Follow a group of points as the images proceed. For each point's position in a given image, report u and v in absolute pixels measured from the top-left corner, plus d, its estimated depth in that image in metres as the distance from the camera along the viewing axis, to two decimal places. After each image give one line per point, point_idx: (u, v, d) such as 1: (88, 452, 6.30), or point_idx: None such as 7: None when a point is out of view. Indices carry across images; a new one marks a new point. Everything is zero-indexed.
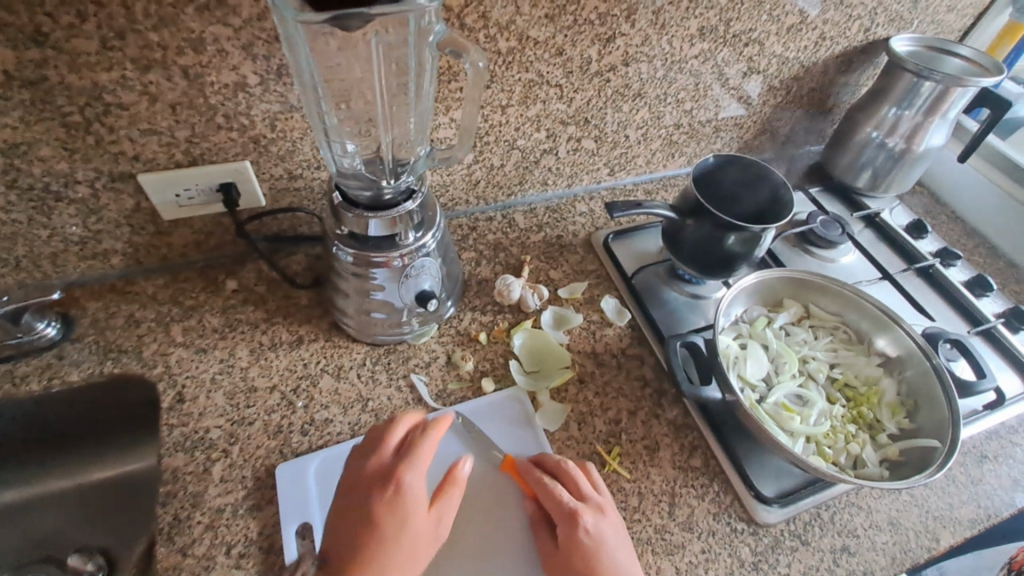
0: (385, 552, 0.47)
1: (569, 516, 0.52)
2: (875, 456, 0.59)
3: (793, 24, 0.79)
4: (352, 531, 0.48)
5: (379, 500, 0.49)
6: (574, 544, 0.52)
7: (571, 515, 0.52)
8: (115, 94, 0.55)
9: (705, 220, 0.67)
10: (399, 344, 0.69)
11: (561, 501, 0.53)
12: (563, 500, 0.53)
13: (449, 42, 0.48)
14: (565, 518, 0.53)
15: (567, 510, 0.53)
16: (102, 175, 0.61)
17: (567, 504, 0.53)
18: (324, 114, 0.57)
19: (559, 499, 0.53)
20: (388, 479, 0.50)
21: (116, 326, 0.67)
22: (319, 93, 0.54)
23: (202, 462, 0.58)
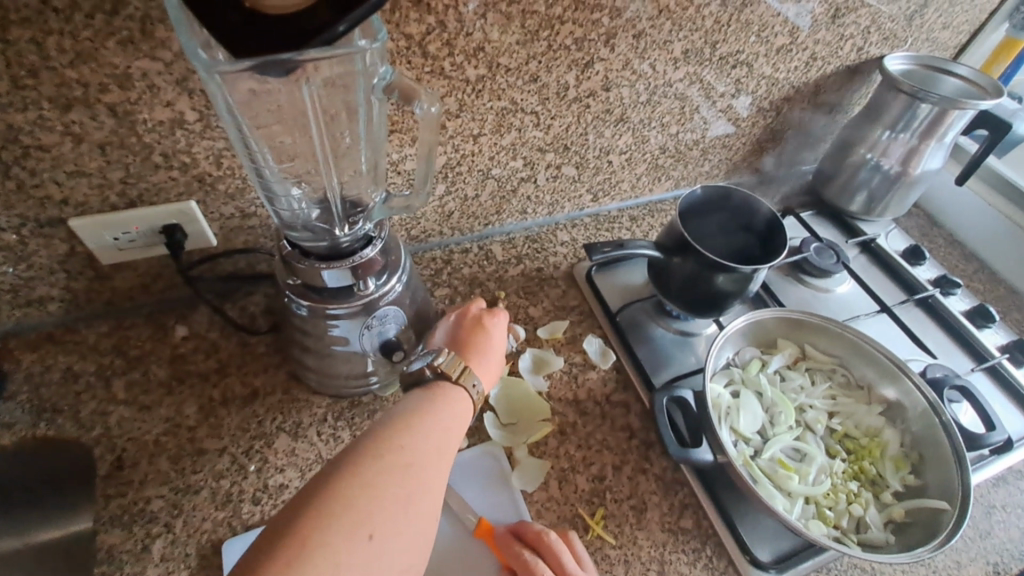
0: (488, 365, 0.54)
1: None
2: (878, 518, 0.55)
3: (783, 44, 0.74)
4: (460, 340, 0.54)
5: (489, 323, 0.57)
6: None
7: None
8: (33, 135, 0.49)
9: (692, 259, 0.62)
10: (364, 396, 0.64)
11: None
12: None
13: (398, 88, 0.45)
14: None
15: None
16: (29, 221, 0.55)
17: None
18: (261, 161, 0.52)
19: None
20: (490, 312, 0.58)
21: (52, 381, 0.61)
22: (245, 134, 0.49)
23: (140, 540, 0.52)
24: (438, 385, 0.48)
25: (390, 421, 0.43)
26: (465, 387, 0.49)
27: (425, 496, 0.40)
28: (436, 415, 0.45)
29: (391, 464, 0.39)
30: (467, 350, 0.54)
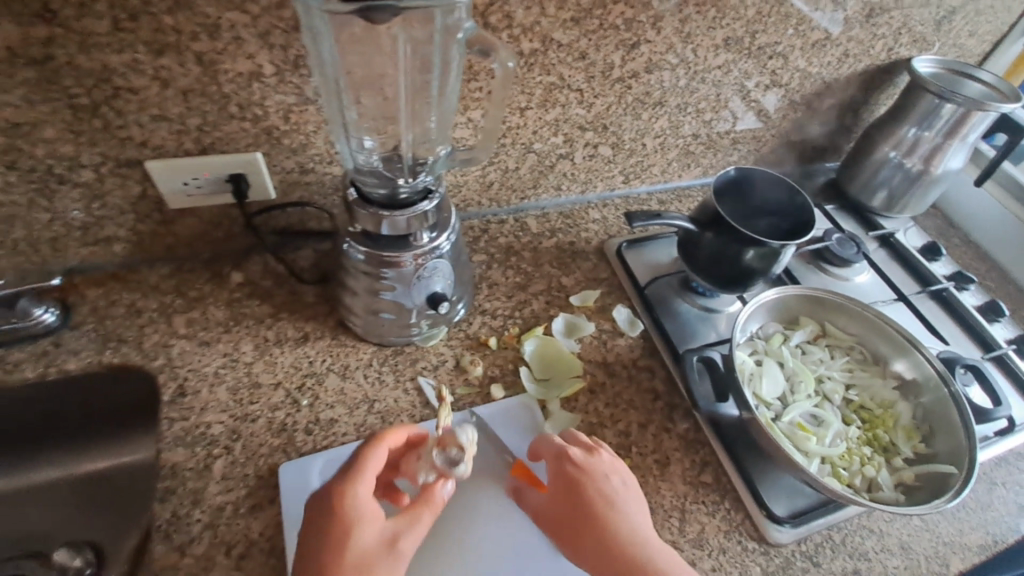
0: None
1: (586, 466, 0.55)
2: (890, 480, 0.59)
3: (818, 39, 0.78)
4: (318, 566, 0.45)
5: (351, 538, 0.46)
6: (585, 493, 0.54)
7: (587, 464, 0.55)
8: (125, 77, 0.53)
9: (724, 236, 0.66)
10: (406, 346, 0.68)
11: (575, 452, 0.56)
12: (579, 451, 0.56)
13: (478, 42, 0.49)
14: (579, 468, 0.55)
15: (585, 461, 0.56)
16: (108, 161, 0.59)
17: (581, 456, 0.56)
18: (345, 110, 0.56)
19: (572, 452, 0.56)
20: (348, 510, 0.46)
21: (117, 315, 0.66)
22: (341, 88, 0.54)
23: (203, 459, 0.57)
24: None
25: None
26: None
27: None
28: None
29: None
30: None
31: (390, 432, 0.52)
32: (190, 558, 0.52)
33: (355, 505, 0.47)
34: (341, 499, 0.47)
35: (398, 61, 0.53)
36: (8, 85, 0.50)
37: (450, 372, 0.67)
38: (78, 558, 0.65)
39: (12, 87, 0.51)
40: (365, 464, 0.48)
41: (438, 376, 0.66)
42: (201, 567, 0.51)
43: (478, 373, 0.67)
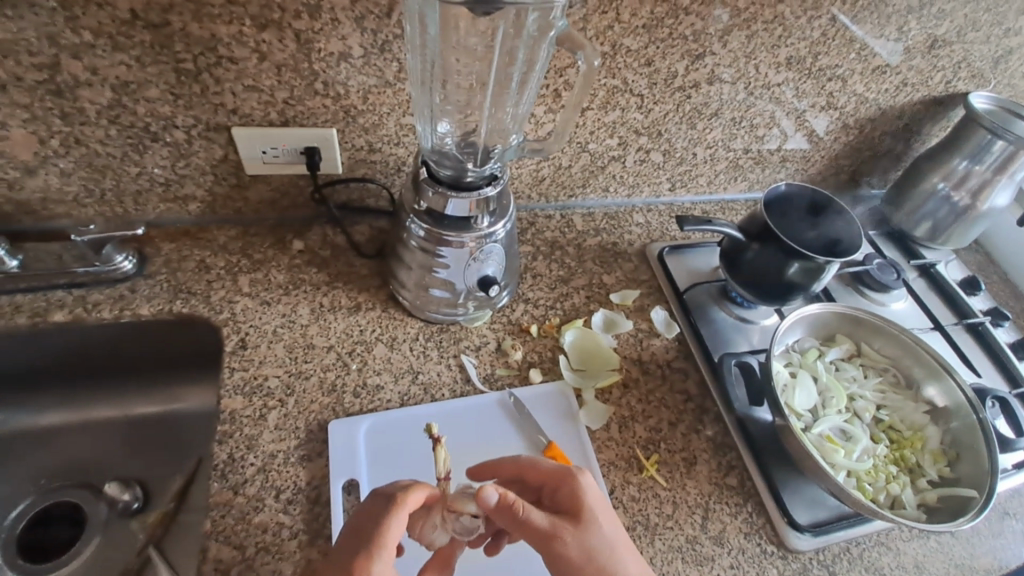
0: None
1: (561, 472, 0.50)
2: (913, 499, 0.60)
3: (879, 65, 0.80)
4: None
5: None
6: (571, 503, 0.48)
7: (563, 469, 0.50)
8: (229, 48, 0.58)
9: (771, 247, 0.68)
10: (451, 325, 0.71)
11: (545, 465, 0.51)
12: (547, 462, 0.51)
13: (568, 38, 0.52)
14: (556, 478, 0.50)
15: (559, 468, 0.50)
16: (199, 123, 0.63)
17: (554, 464, 0.51)
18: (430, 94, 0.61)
19: (541, 465, 0.51)
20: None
21: (187, 269, 0.70)
22: (435, 73, 0.59)
23: (259, 409, 0.61)
24: None
25: None
26: None
27: None
28: None
29: None
30: None
31: (411, 497, 0.46)
32: (242, 498, 0.55)
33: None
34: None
35: (491, 58, 0.58)
36: (126, 45, 0.56)
37: (491, 354, 0.70)
38: (127, 492, 0.69)
39: (129, 47, 0.56)
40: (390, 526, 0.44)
41: (479, 357, 0.69)
42: (251, 507, 0.54)
43: (518, 356, 0.69)
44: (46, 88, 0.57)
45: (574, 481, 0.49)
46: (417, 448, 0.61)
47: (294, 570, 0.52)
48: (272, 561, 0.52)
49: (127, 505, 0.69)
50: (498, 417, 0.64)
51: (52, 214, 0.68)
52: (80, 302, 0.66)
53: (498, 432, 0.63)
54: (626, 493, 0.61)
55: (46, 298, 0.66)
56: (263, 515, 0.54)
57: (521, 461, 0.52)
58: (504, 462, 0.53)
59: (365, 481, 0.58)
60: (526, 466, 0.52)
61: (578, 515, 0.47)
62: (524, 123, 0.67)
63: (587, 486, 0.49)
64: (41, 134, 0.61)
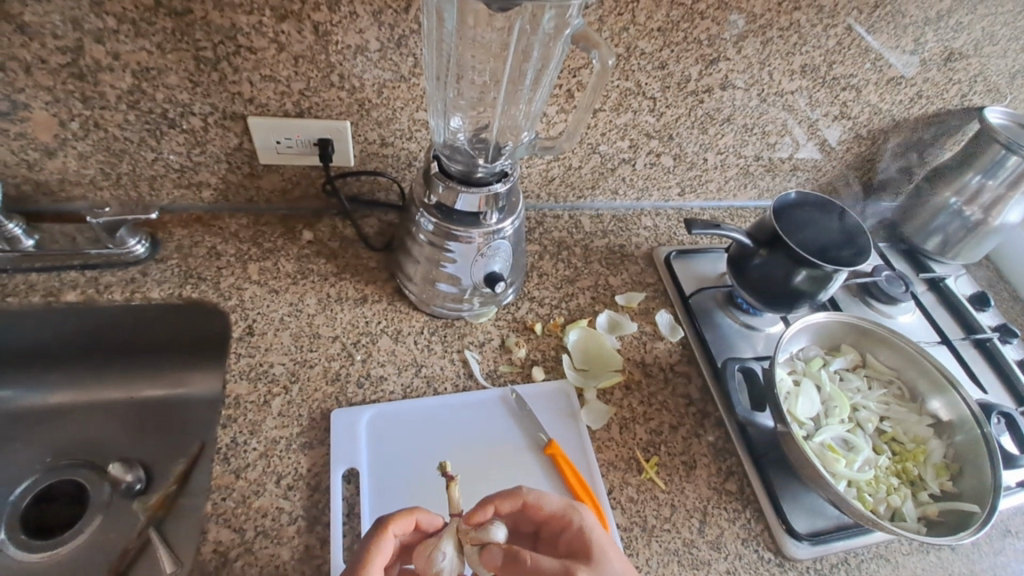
0: None
1: (566, 513, 0.50)
2: (914, 511, 0.60)
3: (893, 76, 0.79)
4: None
5: None
6: (578, 541, 0.49)
7: (568, 508, 0.50)
8: (248, 37, 0.59)
9: (780, 254, 0.68)
10: (456, 320, 0.72)
11: (552, 505, 0.51)
12: (552, 498, 0.51)
13: (583, 37, 0.52)
14: (563, 517, 0.50)
15: (565, 506, 0.50)
16: (216, 112, 0.64)
17: (559, 503, 0.51)
18: (446, 90, 0.62)
19: (547, 503, 0.51)
20: None
21: (198, 255, 0.71)
22: (451, 67, 0.60)
23: (263, 395, 0.61)
24: None
25: None
26: None
27: None
28: None
29: None
30: None
31: (396, 521, 0.47)
32: (243, 482, 0.55)
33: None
34: None
35: (506, 55, 0.58)
36: (148, 31, 0.57)
37: (494, 350, 0.70)
38: (130, 474, 0.69)
39: (151, 34, 0.57)
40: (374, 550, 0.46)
41: (483, 353, 0.69)
42: (252, 491, 0.55)
43: (521, 354, 0.69)
44: (69, 71, 0.58)
45: (578, 515, 0.50)
46: (418, 440, 0.61)
47: (291, 555, 0.52)
48: (271, 545, 0.52)
49: (130, 486, 0.69)
50: (500, 412, 0.65)
51: (69, 196, 0.69)
52: (93, 282, 0.67)
53: (499, 427, 0.63)
54: (624, 494, 0.61)
55: (60, 278, 0.66)
56: (263, 499, 0.55)
57: (527, 497, 0.51)
58: (506, 497, 0.51)
59: (364, 470, 0.58)
60: (532, 501, 0.51)
61: (588, 551, 0.48)
62: (537, 121, 0.67)
63: (590, 523, 0.50)
64: (61, 117, 0.62)
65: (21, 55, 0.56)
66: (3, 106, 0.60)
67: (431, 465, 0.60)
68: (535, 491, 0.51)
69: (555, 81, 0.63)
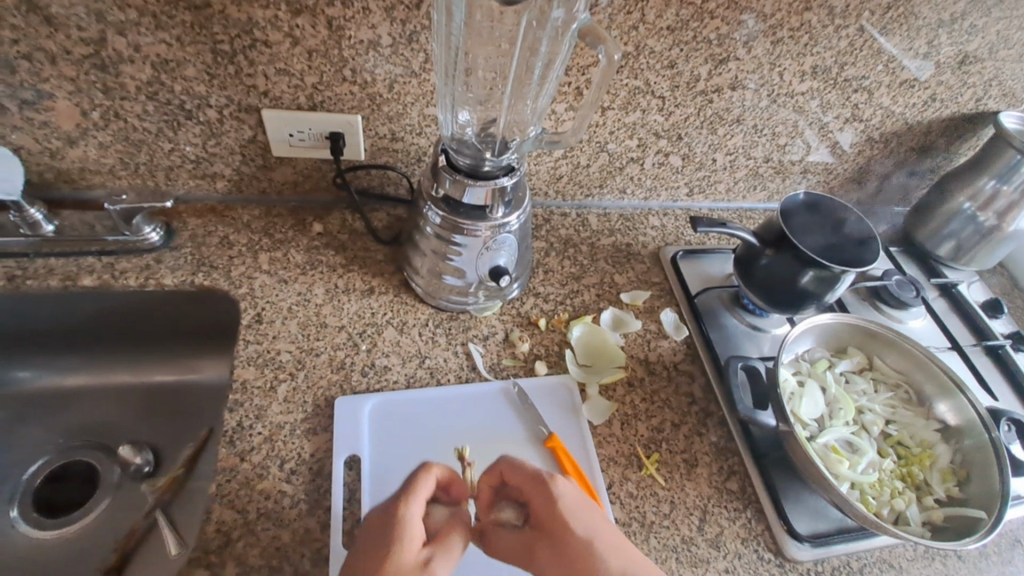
0: None
1: (536, 479, 0.49)
2: (918, 516, 0.59)
3: (906, 79, 0.79)
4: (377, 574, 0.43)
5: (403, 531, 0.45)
6: (546, 509, 0.48)
7: (538, 475, 0.49)
8: (264, 31, 0.60)
9: (788, 253, 0.68)
10: (461, 313, 0.72)
11: (522, 468, 0.50)
12: (526, 465, 0.50)
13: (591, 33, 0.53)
14: (531, 485, 0.49)
15: (533, 474, 0.49)
16: (232, 104, 0.66)
17: (531, 468, 0.50)
18: (455, 84, 0.63)
19: (518, 469, 0.50)
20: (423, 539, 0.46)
21: (211, 244, 0.72)
22: (458, 62, 0.61)
23: (270, 380, 0.62)
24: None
25: None
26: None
27: None
28: None
29: None
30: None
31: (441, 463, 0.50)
32: (247, 464, 0.56)
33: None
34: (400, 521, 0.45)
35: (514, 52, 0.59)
36: (168, 24, 0.59)
37: (498, 344, 0.70)
38: (139, 456, 0.71)
39: (170, 27, 0.59)
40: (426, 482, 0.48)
41: (486, 346, 0.70)
42: (256, 474, 0.56)
43: (524, 348, 0.70)
44: (91, 62, 0.60)
45: (550, 488, 0.48)
46: (420, 431, 0.62)
47: (292, 537, 0.53)
48: (272, 527, 0.53)
49: (139, 468, 0.71)
50: (502, 405, 0.65)
51: (89, 184, 0.72)
52: (109, 268, 0.68)
53: (500, 419, 0.64)
54: (624, 489, 0.61)
55: (78, 263, 0.68)
56: (267, 483, 0.56)
57: (501, 465, 0.51)
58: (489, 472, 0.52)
59: (366, 458, 0.59)
60: (505, 469, 0.51)
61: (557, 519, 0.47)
62: (544, 117, 0.68)
63: (563, 491, 0.48)
64: (83, 107, 0.64)
65: (47, 46, 0.58)
66: (28, 95, 0.62)
67: (433, 455, 0.60)
68: (506, 458, 0.51)
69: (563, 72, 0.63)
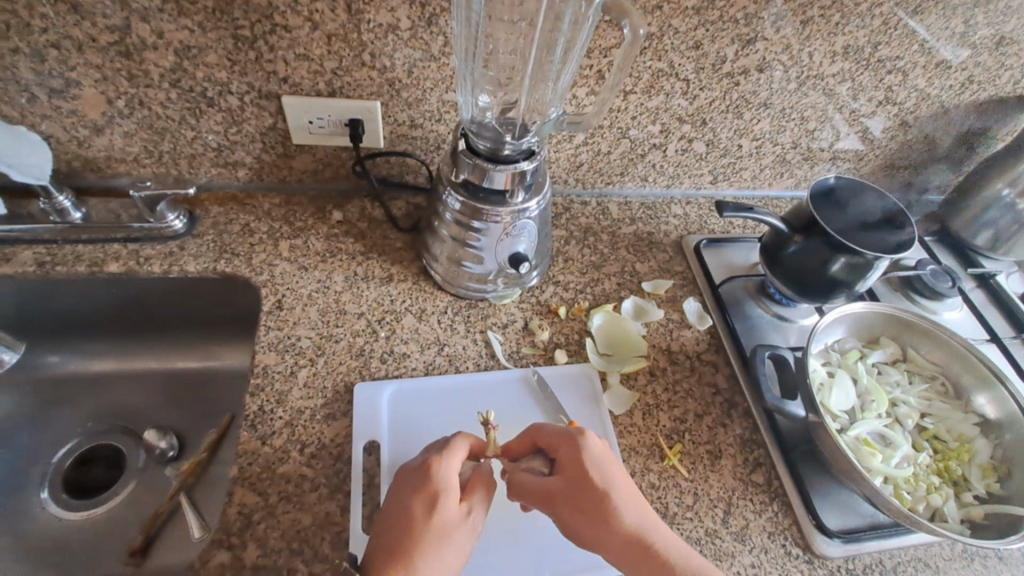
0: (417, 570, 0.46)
1: (566, 438, 0.52)
2: (956, 513, 0.56)
3: (941, 61, 0.76)
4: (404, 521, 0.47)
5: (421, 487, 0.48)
6: (572, 462, 0.51)
7: (570, 435, 0.52)
8: (284, 16, 0.60)
9: (818, 240, 0.65)
10: (480, 301, 0.72)
11: (552, 429, 0.53)
12: (555, 428, 0.53)
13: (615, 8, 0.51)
14: (560, 443, 0.52)
15: (563, 433, 0.52)
16: (253, 91, 0.66)
17: (564, 429, 0.53)
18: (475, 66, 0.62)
19: (550, 431, 0.53)
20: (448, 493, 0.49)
21: (233, 231, 0.73)
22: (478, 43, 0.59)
23: (290, 365, 0.63)
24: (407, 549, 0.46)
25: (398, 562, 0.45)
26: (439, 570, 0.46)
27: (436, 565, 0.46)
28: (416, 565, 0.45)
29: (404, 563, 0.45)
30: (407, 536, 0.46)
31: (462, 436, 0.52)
32: (269, 448, 0.57)
33: (445, 521, 0.48)
34: (425, 480, 0.49)
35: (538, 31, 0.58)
36: (190, 11, 0.59)
37: (517, 332, 0.69)
38: (163, 440, 0.72)
39: (193, 13, 0.59)
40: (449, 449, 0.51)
41: (506, 334, 0.69)
42: (277, 458, 0.56)
43: (544, 337, 0.69)
44: (116, 49, 0.61)
45: (576, 444, 0.51)
46: (440, 419, 0.61)
47: (312, 520, 0.53)
48: (293, 510, 0.53)
49: (164, 453, 0.72)
50: (522, 393, 0.64)
51: (114, 172, 0.73)
52: (134, 255, 0.69)
53: (520, 408, 0.63)
54: (646, 480, 0.59)
55: (104, 250, 0.69)
56: (287, 466, 0.56)
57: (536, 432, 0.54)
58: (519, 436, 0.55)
59: (386, 444, 0.59)
60: (535, 433, 0.54)
61: (583, 472, 0.50)
62: (565, 100, 0.67)
63: (591, 449, 0.51)
64: (109, 95, 0.65)
65: (74, 34, 0.59)
66: (56, 83, 0.63)
67: None
68: (538, 426, 0.54)
69: (585, 53, 0.62)
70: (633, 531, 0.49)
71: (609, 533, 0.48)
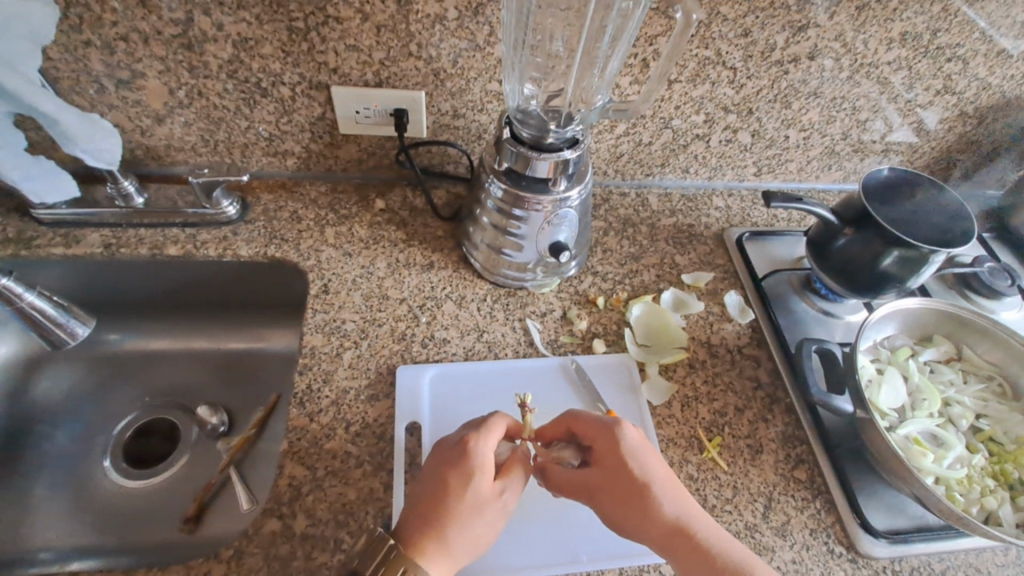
0: (453, 546, 0.47)
1: (604, 427, 0.52)
2: (1012, 517, 0.54)
3: (1002, 50, 0.72)
4: (441, 500, 0.48)
5: (458, 468, 0.49)
6: (609, 452, 0.50)
7: (607, 424, 0.52)
8: (336, 7, 0.62)
9: (869, 232, 0.63)
10: (519, 290, 0.72)
11: (589, 416, 0.53)
12: (593, 415, 0.53)
13: None
14: (597, 431, 0.52)
15: (601, 421, 0.52)
16: (304, 81, 0.69)
17: (601, 417, 0.52)
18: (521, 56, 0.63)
19: (586, 419, 0.53)
20: (485, 474, 0.49)
21: (282, 218, 0.76)
22: (526, 32, 0.60)
23: (336, 347, 0.65)
24: (444, 527, 0.47)
25: (434, 536, 0.47)
26: (472, 547, 0.48)
27: (471, 543, 0.48)
28: (452, 542, 0.47)
29: (440, 539, 0.47)
30: (445, 515, 0.47)
31: (499, 416, 0.53)
32: (316, 425, 0.59)
33: (481, 500, 0.49)
34: (463, 460, 0.49)
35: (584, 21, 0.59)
36: (248, 4, 0.61)
37: (556, 321, 0.70)
38: (215, 416, 0.76)
39: (251, 6, 0.61)
40: (486, 429, 0.51)
41: (544, 323, 0.70)
42: (324, 434, 0.58)
43: (582, 326, 0.69)
44: (179, 42, 0.64)
45: (614, 434, 0.51)
46: (480, 403, 0.63)
47: (357, 495, 0.55)
48: (339, 485, 0.55)
49: (215, 428, 0.75)
50: (561, 381, 0.65)
51: (173, 160, 0.77)
52: (191, 239, 0.73)
53: (558, 395, 0.64)
54: (684, 471, 0.59)
55: (164, 234, 0.73)
56: (333, 443, 0.58)
57: (572, 418, 0.54)
58: (558, 420, 0.55)
59: (428, 426, 0.60)
60: (572, 420, 0.54)
61: (621, 462, 0.50)
62: (610, 88, 0.67)
63: (629, 439, 0.51)
64: (171, 85, 0.68)
65: (141, 27, 0.62)
66: (123, 75, 0.66)
67: None
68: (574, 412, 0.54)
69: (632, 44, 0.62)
70: (672, 521, 0.48)
71: (646, 522, 0.49)
